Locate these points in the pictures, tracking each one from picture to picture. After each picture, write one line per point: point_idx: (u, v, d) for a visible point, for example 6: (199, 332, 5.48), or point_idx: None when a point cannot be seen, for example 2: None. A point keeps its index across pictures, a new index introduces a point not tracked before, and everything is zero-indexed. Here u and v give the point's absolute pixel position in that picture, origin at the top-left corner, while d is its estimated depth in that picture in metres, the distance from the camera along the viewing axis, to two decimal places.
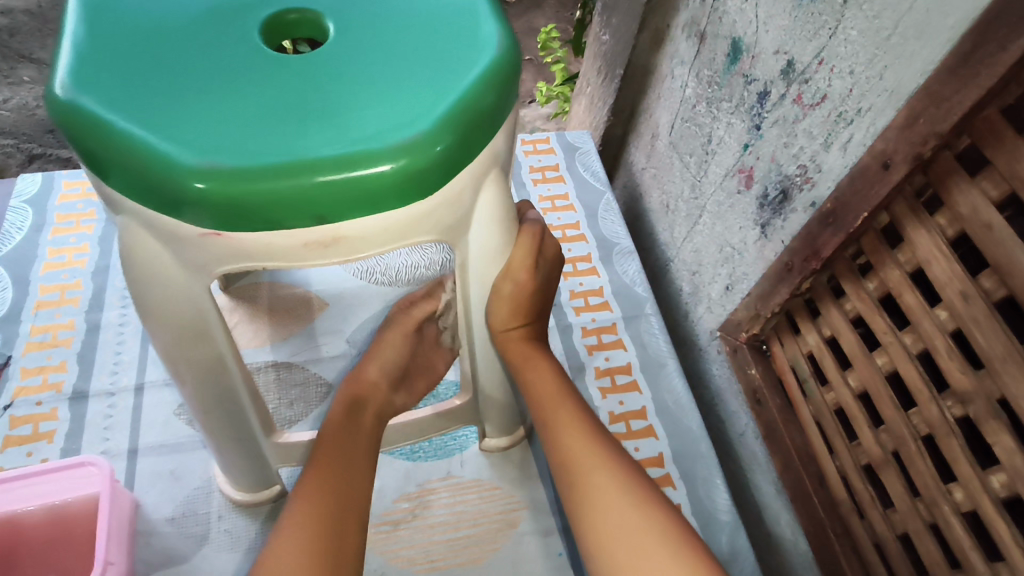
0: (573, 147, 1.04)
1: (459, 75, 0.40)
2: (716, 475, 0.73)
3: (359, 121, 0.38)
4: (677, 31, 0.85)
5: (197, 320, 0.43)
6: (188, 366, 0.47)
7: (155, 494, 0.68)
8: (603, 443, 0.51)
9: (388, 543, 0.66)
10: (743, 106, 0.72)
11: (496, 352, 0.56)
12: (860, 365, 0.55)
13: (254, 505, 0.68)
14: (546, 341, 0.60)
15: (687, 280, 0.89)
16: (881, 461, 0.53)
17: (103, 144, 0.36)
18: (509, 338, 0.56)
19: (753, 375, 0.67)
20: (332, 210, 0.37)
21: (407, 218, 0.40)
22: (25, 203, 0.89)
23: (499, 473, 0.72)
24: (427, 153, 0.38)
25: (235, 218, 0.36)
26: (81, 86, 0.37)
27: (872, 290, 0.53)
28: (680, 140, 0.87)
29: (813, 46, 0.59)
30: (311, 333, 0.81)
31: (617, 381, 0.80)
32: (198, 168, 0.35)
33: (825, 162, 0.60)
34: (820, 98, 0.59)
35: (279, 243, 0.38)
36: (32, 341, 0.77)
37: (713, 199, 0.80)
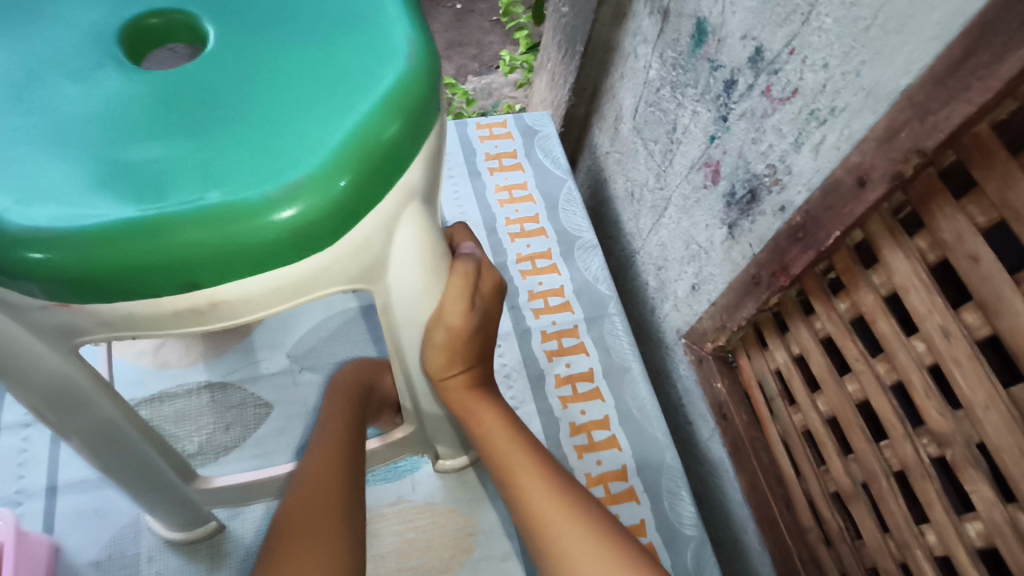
0: (532, 131, 0.97)
1: (361, 93, 0.34)
2: (682, 487, 0.70)
3: (232, 162, 0.31)
4: (640, 5, 0.77)
5: (70, 387, 0.37)
6: (74, 433, 0.41)
7: (78, 535, 0.62)
8: (582, 507, 0.44)
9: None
10: (709, 94, 0.65)
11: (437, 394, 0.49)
12: (829, 390, 0.51)
13: (188, 543, 0.62)
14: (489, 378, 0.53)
15: (653, 275, 0.84)
16: (850, 492, 0.50)
17: None
18: (449, 384, 0.48)
19: (719, 389, 0.63)
20: (204, 274, 0.31)
21: (311, 270, 0.34)
22: None
23: (454, 495, 0.68)
24: (323, 196, 0.32)
25: (86, 290, 0.30)
26: None
27: (843, 311, 0.49)
28: (644, 125, 0.81)
29: (784, 34, 0.53)
30: (248, 348, 0.74)
31: (579, 389, 0.76)
32: (31, 237, 0.29)
33: (795, 163, 0.55)
34: (790, 92, 0.54)
35: (145, 313, 0.32)
36: None
37: (679, 192, 0.75)
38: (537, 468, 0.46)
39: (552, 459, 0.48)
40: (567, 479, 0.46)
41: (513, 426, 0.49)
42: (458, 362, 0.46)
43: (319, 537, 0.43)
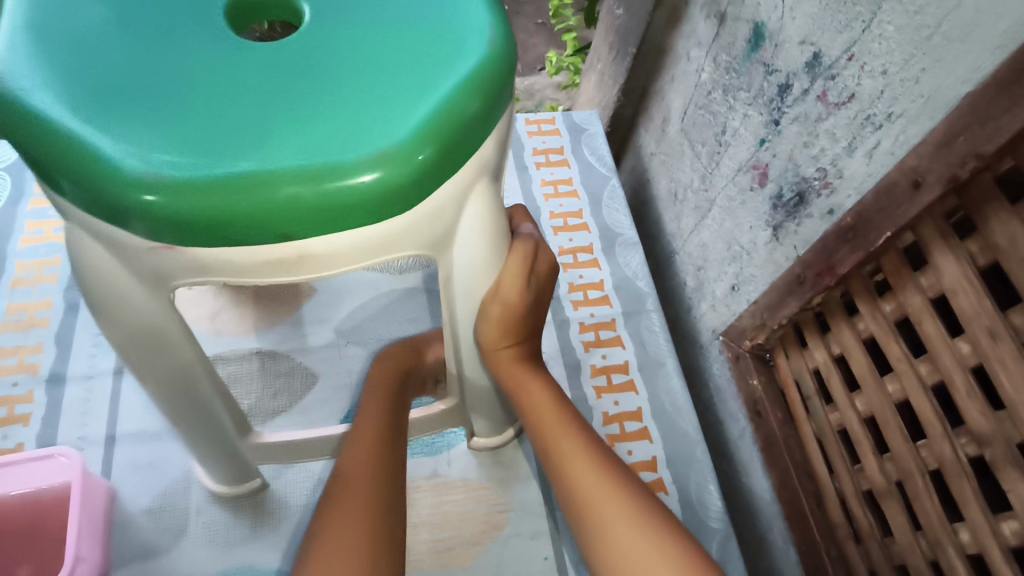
0: (579, 128, 0.99)
1: (444, 71, 0.36)
2: (711, 482, 0.71)
3: (329, 126, 0.34)
4: (696, 9, 0.78)
5: (156, 331, 0.40)
6: (152, 376, 0.44)
7: (134, 484, 0.66)
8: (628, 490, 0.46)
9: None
10: (761, 98, 0.67)
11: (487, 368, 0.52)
12: (869, 389, 0.52)
13: (234, 498, 0.65)
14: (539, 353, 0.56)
15: (691, 275, 0.86)
16: (884, 490, 0.51)
17: (44, 146, 0.33)
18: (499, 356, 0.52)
19: (754, 385, 0.64)
20: (295, 228, 0.34)
21: (389, 232, 0.37)
22: (3, 170, 0.85)
23: (488, 472, 0.70)
24: (407, 164, 0.34)
25: (192, 235, 0.33)
26: (25, 79, 0.34)
27: (888, 312, 0.50)
28: (692, 127, 0.82)
29: (843, 40, 0.54)
30: (298, 320, 0.77)
31: (613, 380, 0.77)
32: (148, 180, 0.32)
33: (847, 167, 0.56)
34: (846, 98, 0.55)
35: (237, 260, 0.35)
36: (8, 321, 0.73)
37: (723, 194, 0.76)
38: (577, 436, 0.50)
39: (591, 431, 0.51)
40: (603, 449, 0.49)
41: (564, 406, 0.52)
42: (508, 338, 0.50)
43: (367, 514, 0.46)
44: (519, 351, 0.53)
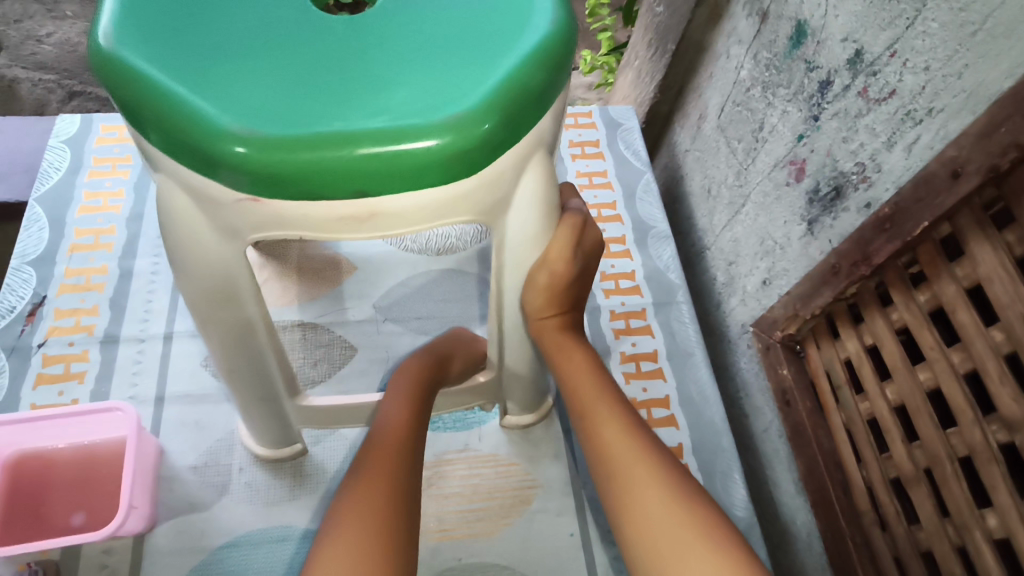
0: (616, 123, 1.01)
1: (511, 48, 0.38)
2: (735, 471, 0.72)
3: (404, 92, 0.36)
4: (738, 7, 0.80)
5: (228, 283, 0.43)
6: (218, 329, 0.47)
7: (180, 441, 0.69)
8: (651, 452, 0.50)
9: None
10: (802, 94, 0.68)
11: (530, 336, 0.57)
12: (900, 378, 0.53)
13: (275, 461, 0.68)
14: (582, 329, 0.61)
15: (722, 270, 0.87)
16: (911, 477, 0.52)
17: (142, 99, 0.35)
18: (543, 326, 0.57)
19: (784, 375, 0.65)
20: (369, 185, 0.36)
21: (451, 196, 0.39)
22: (63, 142, 0.88)
23: (518, 449, 0.72)
24: (474, 132, 0.36)
25: (275, 187, 0.35)
26: (124, 37, 0.36)
27: (922, 302, 0.51)
28: (729, 124, 0.83)
29: (886, 37, 0.55)
30: (338, 295, 0.80)
31: (642, 367, 0.79)
32: (238, 133, 0.34)
33: (886, 162, 0.57)
34: (887, 93, 0.56)
35: (315, 215, 0.38)
36: (66, 283, 0.77)
37: (758, 189, 0.77)
38: (612, 404, 0.53)
39: (626, 403, 0.55)
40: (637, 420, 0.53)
41: (599, 376, 0.56)
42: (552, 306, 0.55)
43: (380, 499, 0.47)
44: (562, 321, 0.58)
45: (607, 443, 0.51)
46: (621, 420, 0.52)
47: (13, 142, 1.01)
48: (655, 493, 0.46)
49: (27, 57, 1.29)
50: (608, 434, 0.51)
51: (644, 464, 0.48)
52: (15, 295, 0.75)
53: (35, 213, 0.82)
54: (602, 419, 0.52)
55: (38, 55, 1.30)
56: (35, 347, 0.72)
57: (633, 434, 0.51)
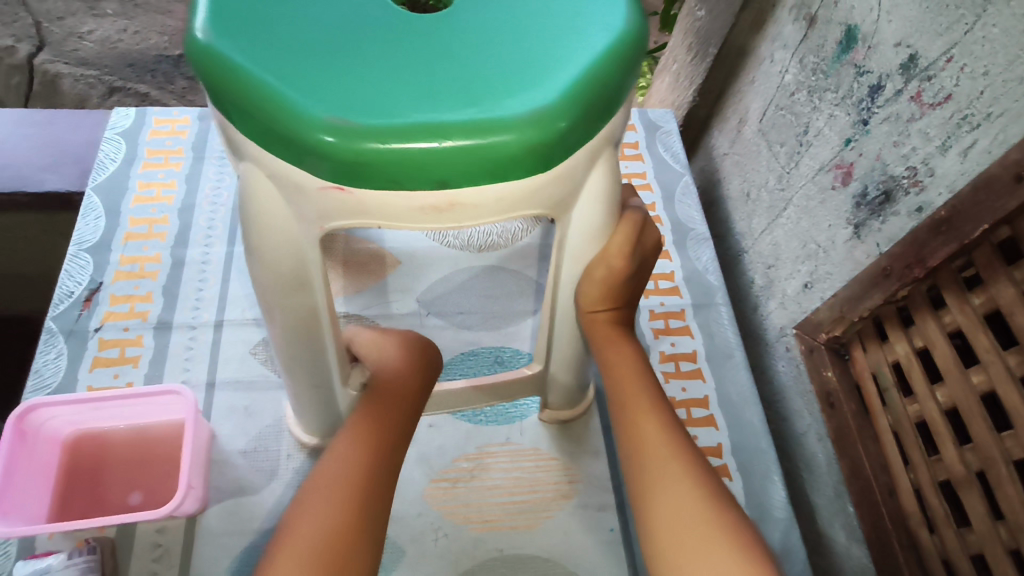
0: (655, 126, 1.02)
1: (589, 48, 0.39)
2: (775, 473, 0.72)
3: (487, 89, 0.37)
4: (784, 12, 0.80)
5: (300, 269, 0.44)
6: (285, 314, 0.49)
7: (231, 426, 0.71)
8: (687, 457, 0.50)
9: (447, 499, 0.68)
10: (850, 98, 0.68)
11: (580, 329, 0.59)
12: (952, 381, 0.53)
13: (322, 448, 0.70)
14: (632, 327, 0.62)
15: (760, 273, 0.87)
16: (963, 479, 0.53)
17: (237, 89, 0.37)
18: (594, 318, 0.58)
19: (829, 377, 0.66)
20: (452, 176, 0.37)
21: (524, 188, 0.40)
22: (118, 134, 0.91)
23: (559, 444, 0.73)
24: (552, 128, 0.37)
25: (361, 176, 0.37)
26: (220, 30, 0.38)
27: (978, 305, 0.51)
28: (771, 128, 0.83)
29: (943, 42, 0.56)
30: (382, 289, 0.82)
31: (681, 367, 0.80)
32: (330, 123, 0.36)
33: (939, 166, 0.57)
34: (942, 98, 0.56)
35: (395, 204, 0.39)
36: (121, 270, 0.80)
37: (801, 193, 0.77)
38: (651, 402, 0.54)
39: (666, 401, 0.55)
40: (675, 420, 0.54)
41: (642, 370, 0.57)
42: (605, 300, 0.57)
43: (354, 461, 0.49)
44: (613, 316, 0.59)
45: (642, 439, 0.51)
46: (658, 419, 0.52)
47: (64, 135, 1.04)
48: (682, 491, 0.48)
49: (69, 53, 1.33)
50: (645, 431, 0.52)
51: (677, 465, 0.49)
52: (73, 280, 0.78)
53: (91, 202, 0.84)
54: (640, 414, 0.53)
55: (79, 52, 1.33)
56: (92, 331, 0.75)
57: (669, 433, 0.52)
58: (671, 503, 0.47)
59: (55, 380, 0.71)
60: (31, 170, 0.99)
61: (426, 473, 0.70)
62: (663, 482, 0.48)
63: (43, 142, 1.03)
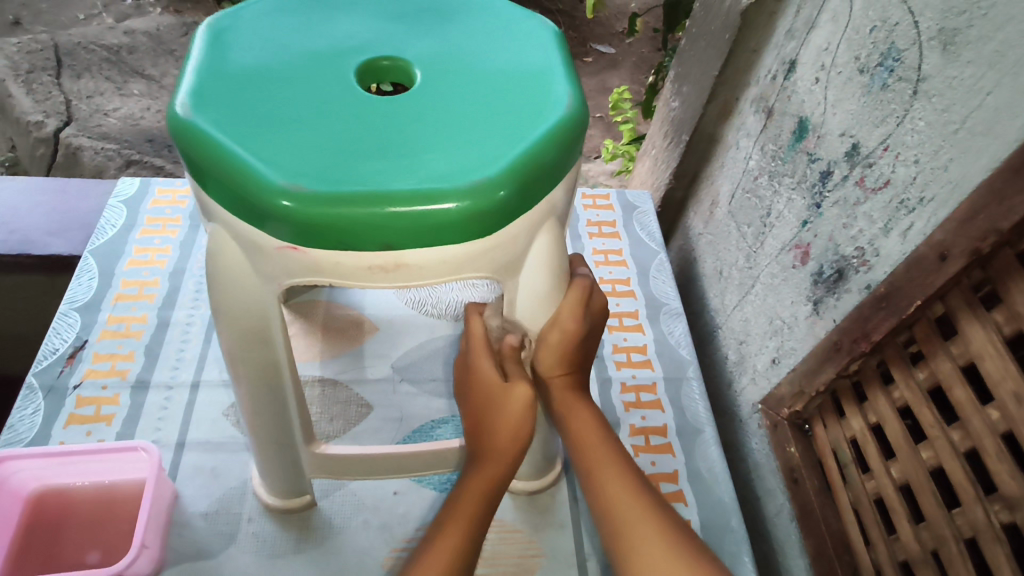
0: (632, 206, 1.07)
1: (531, 128, 0.43)
2: (745, 553, 0.71)
3: (434, 161, 0.41)
4: (746, 104, 0.86)
5: (263, 324, 0.48)
6: (246, 367, 0.51)
7: (195, 487, 0.71)
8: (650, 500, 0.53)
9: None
10: (805, 183, 0.72)
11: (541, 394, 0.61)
12: (904, 457, 0.54)
13: (283, 512, 0.69)
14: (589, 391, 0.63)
15: (733, 348, 0.87)
16: (919, 559, 0.52)
17: (210, 159, 0.41)
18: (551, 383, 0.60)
19: (792, 453, 0.66)
20: (399, 239, 0.41)
21: (467, 253, 0.43)
22: (121, 202, 0.97)
23: (523, 515, 0.72)
24: (491, 197, 0.41)
25: (315, 237, 0.40)
26: (197, 106, 0.43)
27: (921, 380, 0.52)
28: (739, 210, 0.87)
29: (880, 132, 0.60)
30: (359, 354, 0.83)
31: (651, 441, 0.80)
32: (285, 189, 0.39)
33: (883, 247, 0.60)
34: (883, 183, 0.60)
35: (346, 262, 0.42)
36: (107, 329, 0.82)
37: (767, 271, 0.79)
38: (615, 461, 0.56)
39: (625, 452, 0.58)
40: (640, 474, 0.56)
41: (599, 422, 0.59)
42: (562, 364, 0.59)
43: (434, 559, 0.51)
44: (569, 380, 0.60)
45: (611, 499, 0.53)
46: (619, 469, 0.55)
47: (73, 203, 1.10)
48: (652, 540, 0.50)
49: (93, 129, 1.42)
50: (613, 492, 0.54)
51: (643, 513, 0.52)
52: (59, 338, 0.80)
53: (87, 264, 0.88)
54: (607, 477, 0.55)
55: (103, 127, 1.43)
56: (70, 387, 0.76)
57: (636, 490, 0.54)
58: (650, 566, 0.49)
59: (29, 435, 0.72)
60: (37, 234, 1.04)
61: (386, 542, 0.69)
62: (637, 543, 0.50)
63: (52, 209, 1.08)
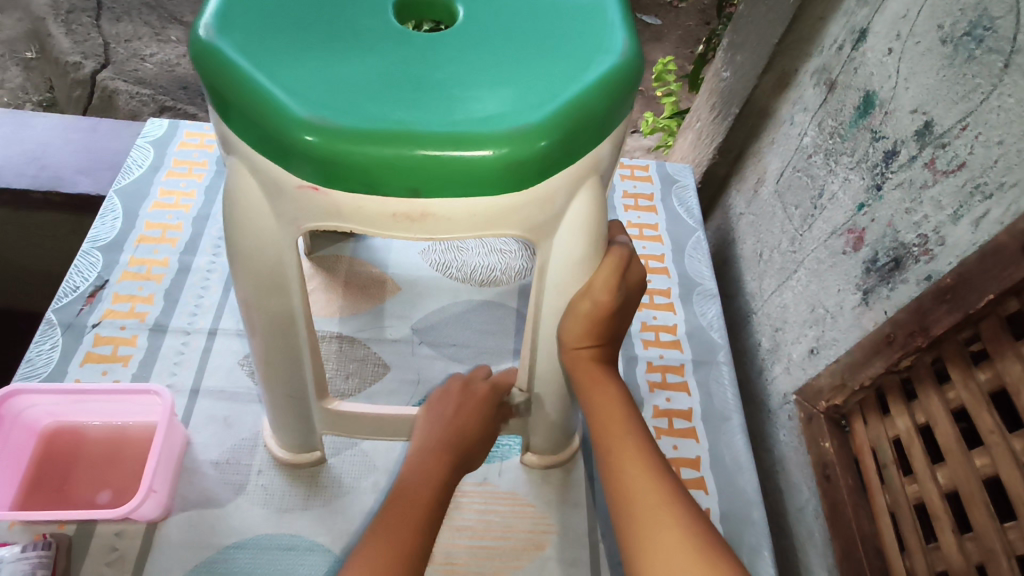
0: (671, 179, 1.02)
1: (577, 78, 0.42)
2: (764, 547, 0.67)
3: (467, 106, 0.40)
4: (806, 76, 0.79)
5: (279, 270, 0.46)
6: (261, 316, 0.49)
7: (207, 435, 0.70)
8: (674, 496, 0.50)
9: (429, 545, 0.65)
10: (865, 163, 0.66)
11: (564, 366, 0.57)
12: (953, 462, 0.51)
13: (293, 466, 0.68)
14: (616, 365, 0.61)
15: (768, 335, 0.82)
16: (962, 571, 0.50)
17: (234, 88, 0.39)
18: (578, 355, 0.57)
19: (826, 448, 0.64)
20: (426, 184, 0.39)
21: (502, 207, 0.42)
22: (149, 143, 0.95)
23: (536, 490, 0.70)
24: (531, 147, 0.39)
25: (338, 175, 0.39)
26: (222, 30, 0.41)
27: (982, 381, 0.49)
28: (787, 190, 0.81)
29: (959, 110, 0.55)
30: (378, 313, 0.81)
31: (674, 424, 0.76)
32: (310, 122, 0.38)
33: (950, 235, 0.55)
34: (956, 166, 0.55)
35: (369, 207, 0.41)
36: (128, 271, 0.81)
37: (813, 256, 0.74)
38: (638, 442, 0.54)
39: (653, 442, 0.55)
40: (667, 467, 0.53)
41: (627, 408, 0.57)
42: (591, 336, 0.56)
43: (401, 523, 0.52)
44: (597, 353, 0.58)
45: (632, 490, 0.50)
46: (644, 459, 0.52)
47: (102, 143, 1.09)
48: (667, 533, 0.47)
49: (129, 72, 1.40)
50: (631, 473, 0.51)
51: (663, 505, 0.49)
52: (81, 276, 0.80)
53: (111, 203, 0.87)
54: (627, 459, 0.52)
55: (138, 72, 1.41)
56: (89, 326, 0.75)
57: (656, 473, 0.51)
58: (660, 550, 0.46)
59: (45, 370, 0.71)
60: (67, 171, 1.03)
61: None
62: (650, 528, 0.48)
63: (82, 147, 1.07)
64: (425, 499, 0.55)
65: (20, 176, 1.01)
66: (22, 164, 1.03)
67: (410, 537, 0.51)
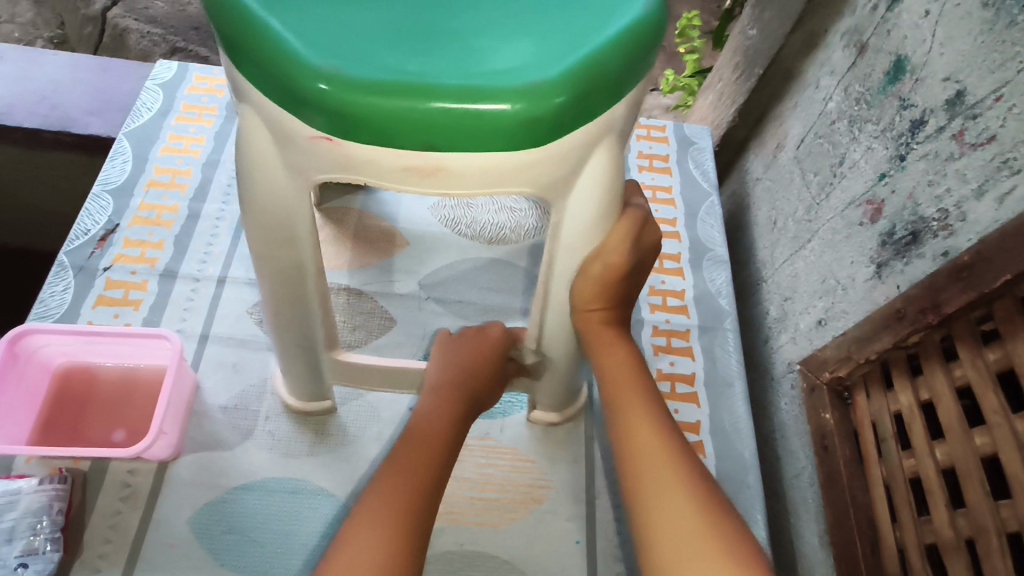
0: (688, 141, 1.00)
1: (595, 34, 0.40)
2: (758, 511, 0.69)
3: (481, 58, 0.38)
4: (835, 37, 0.75)
5: (289, 223, 0.46)
6: (270, 266, 0.49)
7: (216, 380, 0.71)
8: (676, 455, 0.50)
9: None
10: (890, 131, 0.64)
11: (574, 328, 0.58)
12: (954, 439, 0.51)
13: (302, 413, 0.70)
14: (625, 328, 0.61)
15: (776, 304, 0.82)
16: (951, 545, 0.51)
17: (242, 33, 0.38)
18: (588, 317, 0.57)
19: (826, 419, 0.65)
20: (437, 139, 0.39)
21: (513, 164, 0.41)
22: (157, 86, 0.94)
23: (537, 446, 0.71)
24: (545, 104, 0.38)
25: (348, 127, 0.38)
26: None
27: (991, 361, 0.49)
28: (807, 156, 0.79)
29: (994, 80, 0.52)
30: (387, 267, 0.81)
31: (677, 388, 0.77)
32: (321, 71, 0.37)
33: (972, 211, 0.53)
34: (986, 139, 0.53)
35: (380, 160, 0.41)
36: (138, 216, 0.81)
37: (828, 226, 0.73)
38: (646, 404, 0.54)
39: (662, 402, 0.55)
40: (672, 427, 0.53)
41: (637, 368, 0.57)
42: (601, 298, 0.56)
43: (414, 459, 0.52)
44: (607, 316, 0.58)
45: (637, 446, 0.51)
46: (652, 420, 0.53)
47: (112, 84, 1.07)
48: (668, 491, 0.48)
49: (140, 10, 1.37)
50: (638, 433, 0.52)
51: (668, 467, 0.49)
52: (92, 219, 0.80)
53: (121, 147, 0.86)
54: (635, 420, 0.53)
55: (150, 10, 1.37)
56: (101, 270, 0.76)
57: (662, 435, 0.51)
58: (659, 507, 0.47)
59: (58, 311, 0.72)
60: (77, 112, 1.02)
61: None
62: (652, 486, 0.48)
63: (91, 87, 1.06)
64: (442, 442, 0.54)
65: (31, 115, 1.00)
66: (33, 103, 1.02)
67: (424, 472, 0.51)
